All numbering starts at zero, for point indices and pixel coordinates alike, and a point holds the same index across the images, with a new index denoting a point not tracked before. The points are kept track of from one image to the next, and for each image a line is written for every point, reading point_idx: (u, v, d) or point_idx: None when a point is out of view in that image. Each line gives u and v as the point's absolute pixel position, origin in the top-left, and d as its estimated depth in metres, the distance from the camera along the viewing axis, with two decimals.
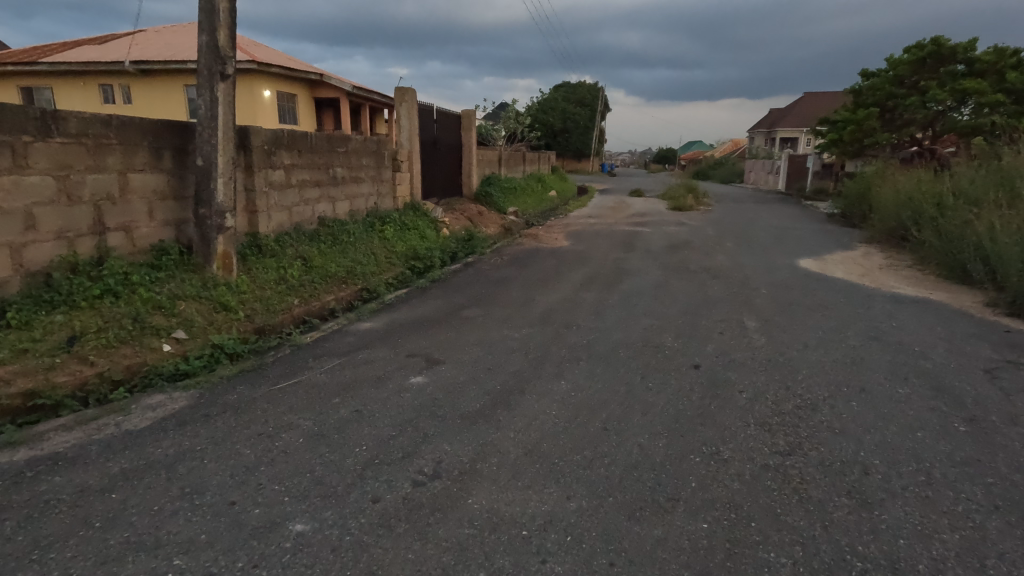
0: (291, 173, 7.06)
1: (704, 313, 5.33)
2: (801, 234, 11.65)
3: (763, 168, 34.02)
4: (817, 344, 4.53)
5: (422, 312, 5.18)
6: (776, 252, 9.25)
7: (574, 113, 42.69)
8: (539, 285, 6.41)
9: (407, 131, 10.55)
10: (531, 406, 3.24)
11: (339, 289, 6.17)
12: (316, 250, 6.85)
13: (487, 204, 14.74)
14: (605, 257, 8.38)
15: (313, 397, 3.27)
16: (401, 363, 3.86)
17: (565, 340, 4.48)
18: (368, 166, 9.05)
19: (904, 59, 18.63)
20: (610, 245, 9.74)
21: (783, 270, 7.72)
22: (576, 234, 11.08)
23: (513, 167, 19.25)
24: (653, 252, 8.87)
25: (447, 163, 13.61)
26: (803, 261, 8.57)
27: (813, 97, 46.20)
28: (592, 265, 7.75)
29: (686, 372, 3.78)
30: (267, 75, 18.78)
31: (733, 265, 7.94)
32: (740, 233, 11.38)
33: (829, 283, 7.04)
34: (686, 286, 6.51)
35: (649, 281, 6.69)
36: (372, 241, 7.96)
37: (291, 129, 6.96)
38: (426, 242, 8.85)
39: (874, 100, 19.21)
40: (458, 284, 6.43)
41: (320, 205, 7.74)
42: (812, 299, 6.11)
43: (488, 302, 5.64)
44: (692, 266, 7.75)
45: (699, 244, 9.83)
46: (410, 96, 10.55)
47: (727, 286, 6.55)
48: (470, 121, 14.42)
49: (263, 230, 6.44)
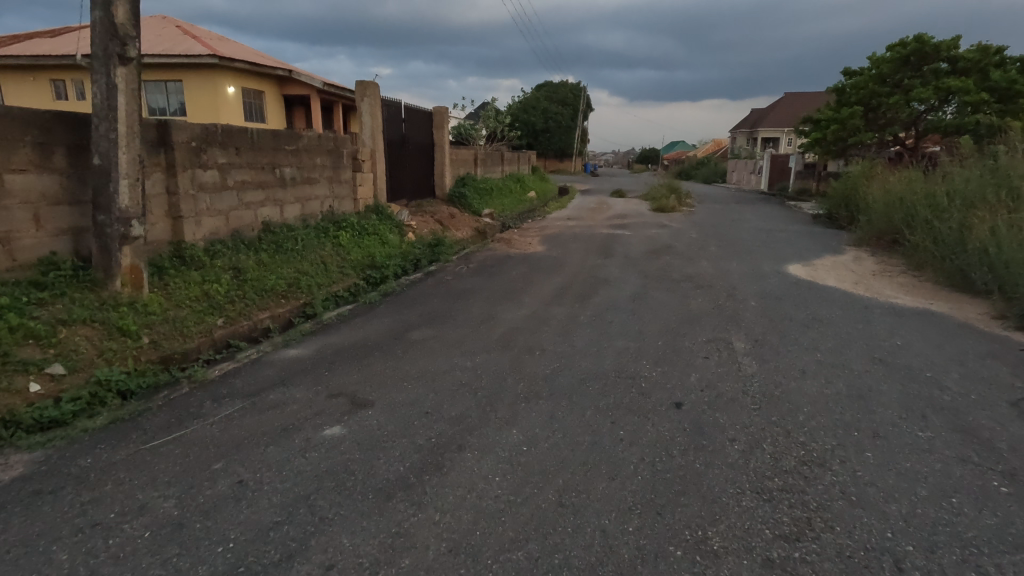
0: (227, 173, 6.28)
1: (686, 332, 4.69)
2: (787, 237, 11.12)
3: (745, 169, 33.75)
4: (815, 371, 3.92)
5: (363, 335, 4.47)
6: (763, 257, 8.68)
7: (556, 113, 42.12)
8: (503, 298, 5.74)
9: (369, 128, 9.80)
10: (469, 468, 2.56)
11: (276, 306, 5.43)
12: (255, 259, 6.08)
13: (460, 206, 14.03)
14: (581, 265, 7.73)
15: (190, 460, 2.56)
16: (320, 407, 3.15)
17: (525, 370, 3.80)
18: (323, 166, 8.28)
19: (887, 57, 18.30)
20: (587, 250, 9.09)
21: (771, 278, 7.15)
22: (551, 238, 10.42)
23: (490, 167, 18.55)
24: (632, 259, 8.24)
25: (417, 162, 12.87)
26: (792, 267, 8.01)
27: (794, 97, 46.21)
28: (566, 274, 7.09)
29: (666, 415, 3.12)
30: (231, 71, 17.84)
31: (718, 273, 7.33)
32: (724, 236, 10.82)
33: (821, 292, 6.47)
34: (667, 298, 5.88)
35: (626, 293, 6.04)
36: (325, 248, 7.21)
37: (227, 123, 6.18)
38: (386, 249, 8.12)
39: (858, 99, 18.86)
40: (413, 299, 5.72)
41: (265, 209, 6.96)
42: (806, 312, 5.52)
43: (443, 320, 4.95)
44: (674, 275, 7.14)
45: (681, 249, 9.23)
46: (373, 90, 9.79)
47: (712, 299, 5.93)
48: (443, 118, 13.70)
49: (190, 237, 5.66)
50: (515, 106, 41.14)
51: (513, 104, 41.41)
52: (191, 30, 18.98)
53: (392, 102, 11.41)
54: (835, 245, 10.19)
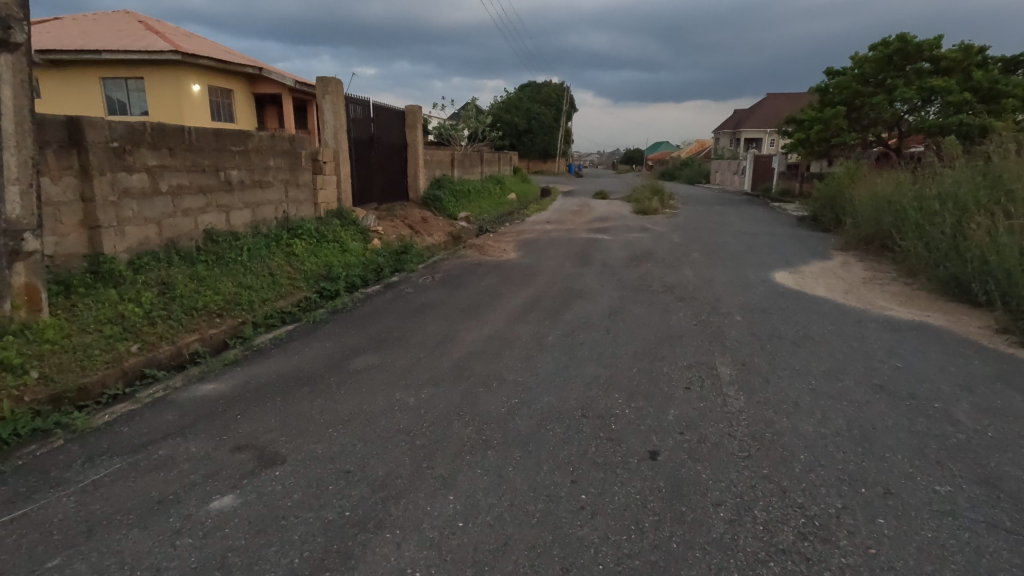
0: (159, 177, 5.64)
1: (665, 355, 4.19)
2: (773, 241, 10.72)
3: (728, 169, 33.58)
4: (811, 404, 3.42)
5: (297, 364, 3.89)
6: (748, 264, 8.24)
7: (540, 113, 41.66)
8: (465, 315, 5.19)
9: (331, 127, 9.19)
10: (384, 557, 2.01)
11: (207, 327, 4.82)
12: (190, 273, 5.46)
13: (434, 208, 13.46)
14: (555, 274, 7.20)
15: (20, 554, 1.98)
16: (217, 466, 2.58)
17: (477, 408, 3.25)
18: (278, 168, 7.65)
19: (869, 57, 18.08)
20: (563, 257, 8.58)
21: (757, 287, 6.70)
22: (527, 244, 9.89)
23: (469, 168, 17.99)
24: (610, 267, 7.75)
25: (388, 163, 12.26)
26: (778, 275, 7.58)
27: (776, 98, 46.28)
28: (539, 285, 6.56)
29: (637, 470, 2.60)
30: (196, 67, 17.05)
31: (701, 282, 6.86)
32: (707, 241, 10.39)
33: (811, 304, 6.01)
34: (645, 313, 5.38)
35: (601, 308, 5.52)
36: (275, 258, 6.60)
37: (157, 122, 5.56)
38: (346, 257, 7.53)
39: (841, 99, 18.63)
40: (365, 316, 5.15)
41: (207, 216, 6.33)
42: (795, 329, 5.05)
43: (392, 342, 4.38)
44: (653, 285, 6.65)
45: (662, 255, 8.77)
46: (335, 87, 9.17)
47: (694, 313, 5.44)
48: (416, 118, 13.11)
49: (111, 250, 5.03)
50: (497, 106, 40.57)
51: (496, 104, 40.83)
52: (153, 25, 18.12)
53: (359, 100, 10.80)
54: (821, 249, 9.80)
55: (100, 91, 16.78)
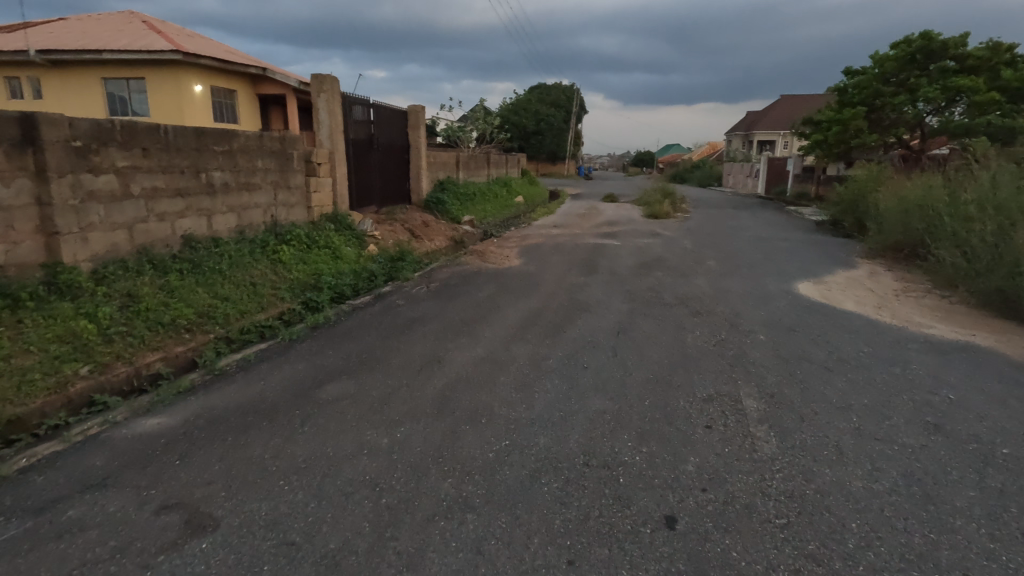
0: (130, 178, 5.21)
1: (680, 384, 3.68)
2: (792, 248, 10.13)
3: (741, 172, 32.89)
4: (856, 452, 2.89)
5: (260, 393, 3.42)
6: (768, 273, 7.69)
7: (549, 115, 41.17)
8: (458, 332, 4.70)
9: (327, 126, 8.76)
10: None
11: (173, 344, 4.38)
12: (160, 283, 5.02)
13: (437, 212, 13.02)
14: (559, 284, 6.70)
15: None
16: (135, 533, 2.11)
17: (461, 453, 2.76)
18: (266, 170, 7.22)
19: (890, 56, 17.39)
20: (568, 264, 8.09)
21: (778, 300, 6.17)
22: (531, 250, 9.40)
23: (474, 170, 17.53)
24: (618, 276, 7.24)
25: (388, 165, 11.83)
26: (801, 285, 7.03)
27: (789, 99, 45.45)
28: (541, 296, 6.07)
29: (650, 547, 2.10)
30: (198, 68, 16.73)
31: (717, 294, 6.34)
32: (722, 247, 9.85)
33: (840, 320, 5.46)
34: (657, 330, 4.87)
35: (608, 324, 5.01)
36: (259, 265, 6.16)
37: (128, 119, 5.13)
38: (337, 265, 7.09)
39: (860, 99, 17.96)
40: (348, 333, 4.68)
41: (185, 220, 5.90)
42: (826, 350, 4.51)
43: (373, 365, 3.92)
44: (665, 297, 6.13)
45: (675, 263, 8.24)
46: (331, 85, 8.74)
47: (711, 330, 4.93)
48: (418, 118, 12.68)
49: (72, 259, 4.60)
50: (506, 107, 40.13)
51: (504, 106, 40.39)
52: (156, 25, 17.87)
53: (359, 99, 10.38)
54: (844, 257, 9.23)
55: (101, 91, 16.52)
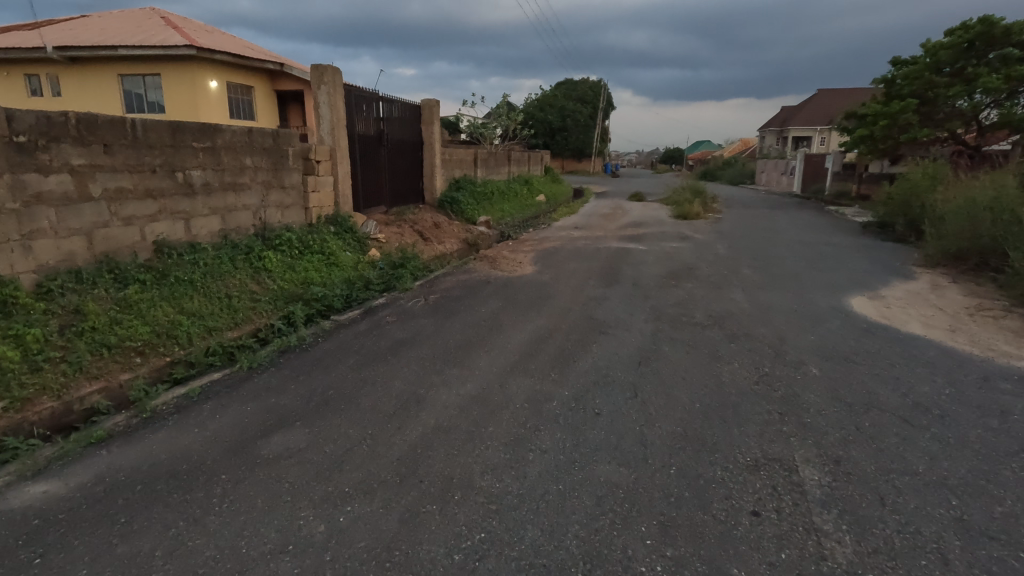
0: (88, 178, 4.65)
1: (717, 443, 2.89)
2: (838, 254, 9.13)
3: (775, 169, 31.41)
4: (967, 563, 2.08)
5: (187, 447, 2.75)
6: (814, 285, 6.77)
7: (575, 111, 40.18)
8: (448, 361, 3.98)
9: (328, 120, 8.16)
10: None
11: (117, 371, 3.78)
12: (116, 296, 4.45)
13: (451, 212, 12.36)
14: (574, 297, 5.93)
15: None
16: None
17: (418, 554, 2.04)
18: (256, 168, 6.64)
19: (944, 43, 16.02)
20: (587, 273, 7.31)
21: (830, 319, 5.30)
22: (548, 256, 8.65)
23: (494, 168, 16.82)
24: (643, 287, 6.43)
25: (400, 163, 11.20)
26: (854, 301, 6.12)
27: (827, 93, 43.44)
28: (552, 313, 5.32)
29: None
30: (213, 63, 16.38)
31: (757, 311, 5.49)
32: (759, 253, 8.92)
33: (906, 348, 4.58)
34: (687, 361, 4.07)
35: (628, 352, 4.22)
36: (240, 275, 5.57)
37: (86, 111, 4.56)
38: (330, 273, 6.47)
39: (910, 91, 16.63)
40: (321, 358, 4.00)
41: (158, 224, 5.33)
42: (898, 392, 3.65)
43: (339, 406, 3.23)
44: (697, 315, 5.31)
45: (707, 272, 7.38)
46: (333, 75, 8.12)
47: (752, 361, 4.11)
48: (432, 113, 12.04)
49: (10, 270, 4.04)
50: (531, 104, 39.32)
51: (530, 102, 39.53)
52: (175, 21, 17.63)
53: (367, 93, 9.78)
54: (899, 266, 8.22)
55: (118, 89, 16.37)
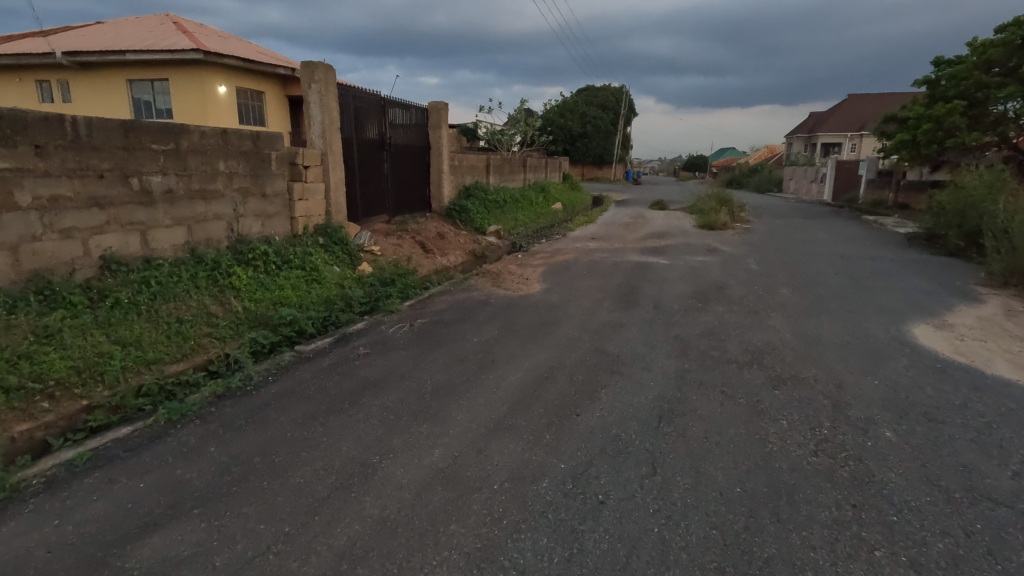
0: (13, 184, 3.99)
1: (769, 562, 2.04)
2: (887, 271, 8.10)
3: (805, 177, 30.09)
4: None
5: (31, 553, 2.00)
6: (866, 310, 5.81)
7: (596, 117, 39.31)
8: (418, 413, 3.18)
9: (319, 122, 7.49)
10: None
11: (12, 422, 3.07)
12: (36, 323, 3.76)
13: (459, 220, 11.63)
14: (584, 324, 5.09)
15: None
16: None
17: None
18: (231, 173, 5.97)
19: (995, 41, 14.74)
20: (602, 292, 6.46)
21: (893, 356, 4.37)
22: (558, 270, 7.82)
23: (507, 175, 16.05)
24: (666, 311, 5.56)
25: (404, 168, 10.49)
26: (917, 330, 5.17)
27: (858, 98, 41.84)
28: (556, 344, 4.50)
29: None
30: (222, 68, 15.96)
31: (804, 344, 4.58)
32: (797, 269, 7.96)
33: (1000, 398, 3.63)
34: (721, 418, 3.19)
35: (646, 403, 3.37)
36: (199, 295, 4.87)
37: (9, 107, 3.90)
38: (309, 291, 5.75)
39: (957, 92, 15.37)
40: (263, 406, 3.24)
41: (105, 237, 4.66)
42: (1007, 470, 2.74)
43: (261, 485, 2.46)
44: (731, 350, 4.42)
45: (739, 292, 6.47)
46: (324, 73, 7.45)
47: (805, 419, 3.22)
48: (440, 117, 11.35)
49: None
50: (551, 110, 38.60)
51: (549, 108, 38.79)
52: (187, 27, 17.35)
53: (368, 94, 9.12)
54: (961, 286, 7.20)
55: (127, 94, 16.10)
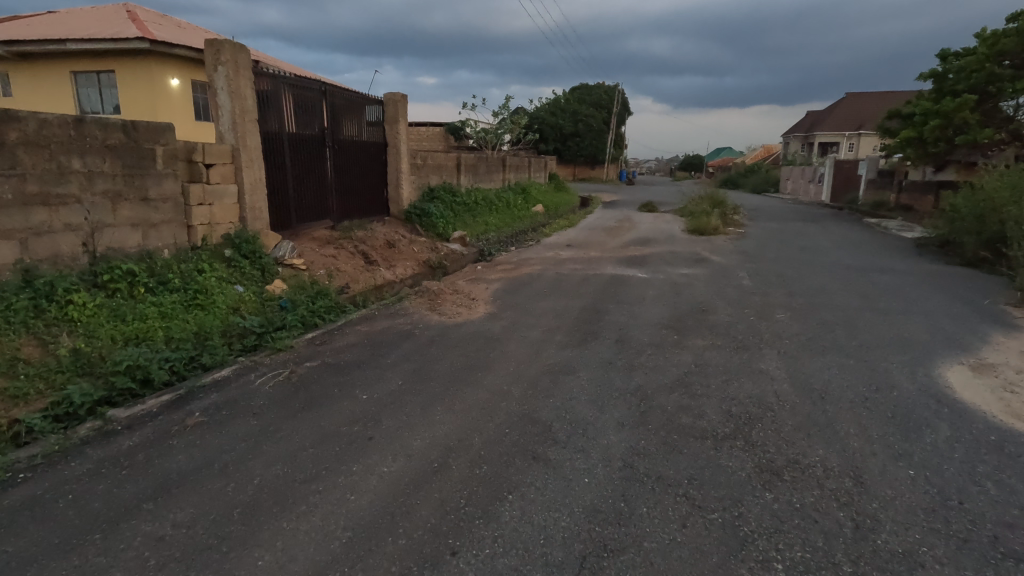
0: None
1: None
2: (901, 287, 6.94)
3: (802, 177, 29.00)
4: None
5: None
6: (881, 344, 4.63)
7: (588, 115, 38.14)
8: (199, 556, 2.00)
9: (227, 112, 6.28)
10: None
11: None
12: None
13: (419, 225, 10.42)
14: (522, 370, 3.90)
15: None
16: None
17: None
18: (91, 172, 4.79)
19: (1008, 30, 13.60)
20: (559, 317, 5.28)
21: (930, 422, 3.19)
22: (515, 287, 6.62)
23: (483, 175, 14.84)
24: (632, 348, 4.36)
25: (352, 167, 9.25)
26: (953, 374, 4.00)
27: (856, 96, 40.76)
28: (471, 406, 3.30)
29: None
30: (173, 58, 14.63)
31: (808, 403, 3.39)
32: (796, 285, 6.80)
33: None
34: (680, 563, 2.02)
35: (566, 529, 2.19)
36: (8, 335, 3.70)
37: None
38: (184, 320, 4.57)
39: (967, 86, 14.23)
40: None
41: None
42: None
43: None
44: (708, 414, 3.23)
45: (726, 317, 5.30)
46: (232, 53, 6.23)
47: (816, 562, 2.04)
48: (397, 110, 10.08)
49: None
50: (541, 108, 37.44)
51: (539, 107, 37.52)
52: (142, 15, 16.08)
53: (304, 82, 7.87)
54: (990, 307, 6.05)
55: (71, 87, 14.82)
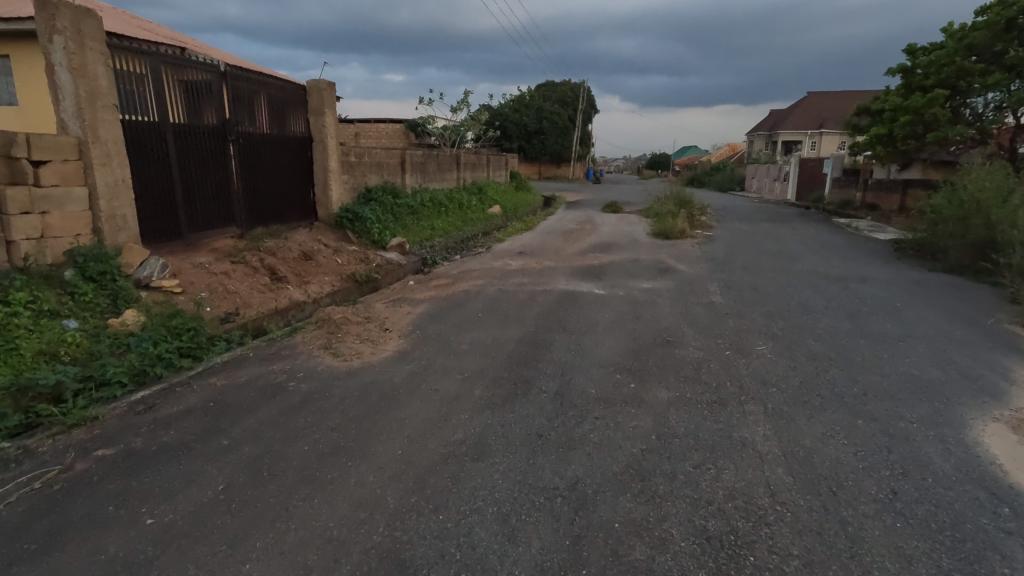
0: None
1: None
2: (890, 303, 6.05)
3: (767, 175, 28.62)
4: None
5: None
6: (888, 389, 3.64)
7: (554, 111, 37.10)
8: None
9: (68, 94, 4.92)
10: None
11: None
12: None
13: (350, 230, 9.13)
14: (411, 455, 2.72)
15: None
16: None
17: None
18: None
19: (977, 24, 13.10)
20: (488, 356, 4.14)
21: (995, 541, 2.16)
22: (443, 310, 5.46)
23: (434, 174, 13.59)
24: (574, 410, 3.23)
25: (266, 165, 7.90)
26: (991, 439, 3.00)
27: (818, 96, 40.90)
28: (310, 540, 2.11)
29: None
30: None
31: (818, 510, 2.31)
32: (774, 303, 5.82)
33: None
34: None
35: None
36: None
37: None
38: None
39: (936, 81, 13.66)
40: None
41: None
42: None
43: None
44: (674, 540, 2.12)
45: (697, 352, 4.24)
46: (75, 19, 4.87)
47: None
48: (322, 99, 8.77)
49: None
50: (505, 104, 36.21)
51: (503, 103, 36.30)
52: None
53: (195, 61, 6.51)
54: (994, 328, 5.19)
55: None
